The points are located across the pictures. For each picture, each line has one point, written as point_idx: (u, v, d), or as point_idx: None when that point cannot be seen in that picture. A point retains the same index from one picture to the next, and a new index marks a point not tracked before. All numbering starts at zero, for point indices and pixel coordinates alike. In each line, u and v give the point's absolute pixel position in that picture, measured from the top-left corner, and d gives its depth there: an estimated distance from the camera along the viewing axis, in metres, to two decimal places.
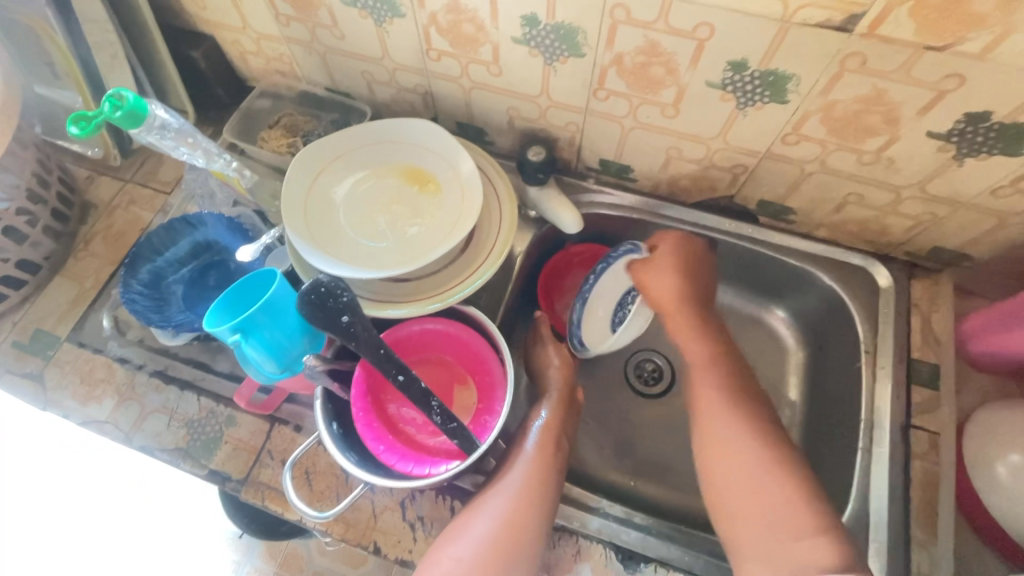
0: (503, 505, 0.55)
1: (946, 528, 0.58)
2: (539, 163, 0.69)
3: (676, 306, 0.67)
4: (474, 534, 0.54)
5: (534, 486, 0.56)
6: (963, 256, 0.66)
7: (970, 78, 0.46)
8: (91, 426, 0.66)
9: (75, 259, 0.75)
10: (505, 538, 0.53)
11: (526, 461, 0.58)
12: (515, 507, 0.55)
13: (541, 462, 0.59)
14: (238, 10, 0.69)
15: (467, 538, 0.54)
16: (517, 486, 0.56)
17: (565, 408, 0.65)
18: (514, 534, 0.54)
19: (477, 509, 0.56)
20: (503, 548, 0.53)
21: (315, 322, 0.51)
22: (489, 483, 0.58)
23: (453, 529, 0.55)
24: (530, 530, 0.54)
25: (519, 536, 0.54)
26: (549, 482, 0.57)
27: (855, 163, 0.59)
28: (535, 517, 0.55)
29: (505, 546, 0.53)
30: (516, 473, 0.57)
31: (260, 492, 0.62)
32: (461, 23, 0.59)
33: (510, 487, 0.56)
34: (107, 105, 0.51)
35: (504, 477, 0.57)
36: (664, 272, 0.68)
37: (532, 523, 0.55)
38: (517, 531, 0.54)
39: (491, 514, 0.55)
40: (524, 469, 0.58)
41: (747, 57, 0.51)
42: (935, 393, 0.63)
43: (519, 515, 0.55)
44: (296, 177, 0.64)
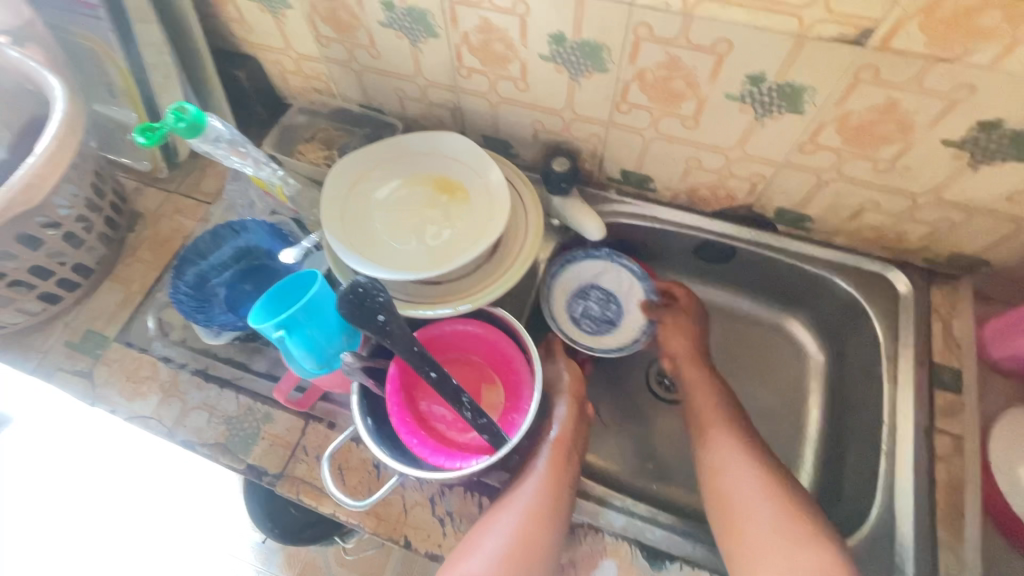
0: (513, 522, 0.56)
1: (973, 532, 0.58)
2: (563, 173, 0.73)
3: (688, 364, 0.75)
4: (486, 550, 0.55)
5: (545, 504, 0.57)
6: (980, 262, 0.67)
7: (981, 88, 0.48)
8: (136, 421, 0.69)
9: (124, 264, 0.80)
10: (517, 555, 0.54)
11: (538, 476, 0.59)
12: (525, 525, 0.56)
13: (553, 476, 0.59)
14: (282, 33, 0.75)
15: (479, 556, 0.54)
16: (527, 503, 0.57)
17: (576, 421, 0.65)
18: (525, 551, 0.55)
19: (488, 526, 0.57)
20: (515, 565, 0.54)
21: (354, 321, 0.53)
22: (502, 501, 0.59)
23: (466, 545, 0.56)
24: (541, 547, 0.55)
25: (530, 553, 0.55)
26: (560, 499, 0.58)
27: (871, 171, 0.61)
28: (546, 534, 0.56)
29: (517, 564, 0.54)
30: (528, 489, 0.58)
31: (295, 486, 0.65)
32: (491, 42, 0.63)
33: (521, 503, 0.57)
34: (171, 117, 0.55)
35: (515, 494, 0.58)
36: (679, 329, 0.77)
37: (541, 540, 0.55)
38: (527, 550, 0.55)
39: (501, 531, 0.56)
40: (534, 486, 0.58)
41: (764, 71, 0.54)
42: (957, 396, 0.64)
43: (530, 532, 0.55)
44: (336, 186, 0.68)
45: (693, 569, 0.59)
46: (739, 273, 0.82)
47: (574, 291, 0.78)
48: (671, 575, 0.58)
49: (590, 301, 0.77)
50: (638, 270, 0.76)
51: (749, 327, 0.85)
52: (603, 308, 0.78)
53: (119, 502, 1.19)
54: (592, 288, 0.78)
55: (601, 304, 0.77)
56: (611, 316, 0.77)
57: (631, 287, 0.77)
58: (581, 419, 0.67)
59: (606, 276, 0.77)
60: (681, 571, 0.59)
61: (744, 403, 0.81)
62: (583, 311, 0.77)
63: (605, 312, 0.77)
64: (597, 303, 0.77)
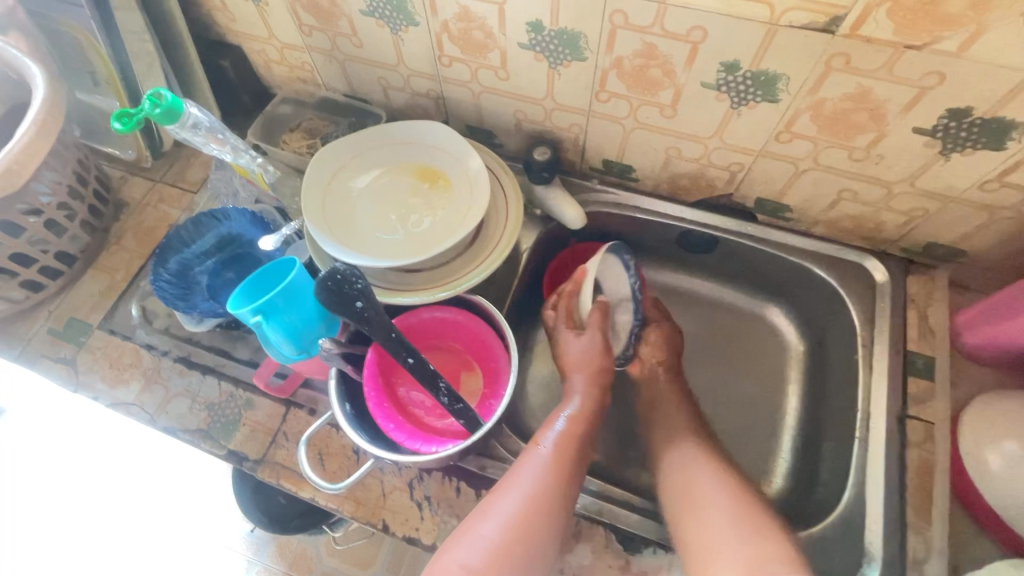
0: (513, 509, 0.56)
1: (941, 516, 0.59)
2: (545, 162, 0.73)
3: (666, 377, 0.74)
4: (484, 537, 0.55)
5: (547, 491, 0.57)
6: (956, 252, 0.68)
7: (950, 75, 0.49)
8: (119, 408, 0.70)
9: (108, 252, 0.80)
10: (516, 542, 0.54)
11: (540, 465, 0.59)
12: (527, 512, 0.56)
13: (557, 466, 0.60)
14: (265, 22, 0.75)
15: (476, 542, 0.54)
16: (530, 491, 0.57)
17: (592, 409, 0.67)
18: (526, 538, 0.55)
19: (488, 512, 0.56)
20: (512, 552, 0.54)
21: (332, 308, 0.54)
22: (501, 485, 0.58)
23: (463, 531, 0.56)
24: (541, 535, 0.56)
25: (527, 540, 0.55)
26: (563, 488, 0.58)
27: (846, 160, 0.61)
28: (545, 522, 0.56)
29: (515, 551, 0.54)
30: (530, 476, 0.58)
31: (276, 471, 0.65)
32: (471, 31, 0.63)
33: (523, 490, 0.57)
34: (147, 103, 0.55)
35: (517, 480, 0.58)
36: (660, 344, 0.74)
37: (542, 528, 0.56)
38: (528, 537, 0.55)
39: (503, 518, 0.56)
40: (538, 475, 0.58)
41: (738, 59, 0.54)
42: (930, 383, 0.64)
43: (529, 518, 0.55)
44: (317, 173, 0.68)
45: (667, 553, 0.59)
46: (720, 262, 0.83)
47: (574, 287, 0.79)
48: (645, 558, 0.59)
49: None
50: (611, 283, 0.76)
51: (731, 317, 0.85)
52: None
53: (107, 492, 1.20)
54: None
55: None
56: None
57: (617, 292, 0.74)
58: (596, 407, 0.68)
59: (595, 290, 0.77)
60: (655, 555, 0.59)
61: (725, 392, 0.81)
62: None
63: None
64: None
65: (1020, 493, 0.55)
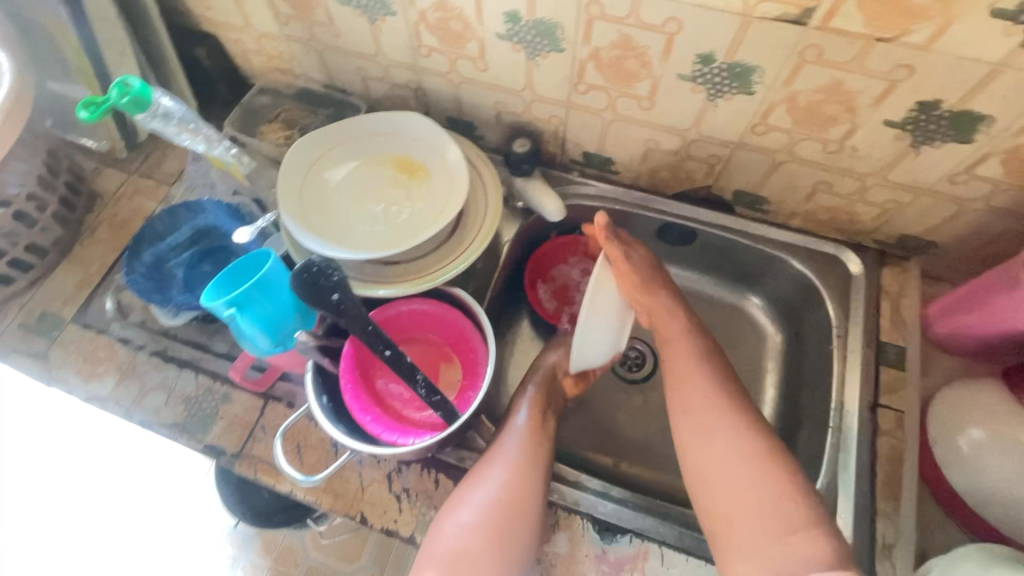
0: (502, 473, 0.59)
1: (911, 501, 0.60)
2: (524, 154, 0.73)
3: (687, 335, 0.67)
4: (477, 500, 0.57)
5: (529, 456, 0.60)
6: (928, 243, 0.69)
7: (918, 68, 0.49)
8: (93, 402, 0.69)
9: (81, 245, 0.79)
10: (507, 505, 0.57)
11: (520, 433, 0.62)
12: (513, 470, 0.59)
13: (535, 432, 0.63)
14: (240, 10, 0.74)
15: (470, 506, 0.57)
16: (514, 457, 0.60)
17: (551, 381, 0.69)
18: (515, 494, 0.57)
19: (477, 479, 0.59)
20: (505, 514, 0.56)
21: (308, 300, 0.53)
22: (488, 452, 0.61)
23: (456, 498, 0.58)
24: (529, 490, 0.58)
25: (518, 501, 0.57)
26: (543, 447, 0.62)
27: (821, 153, 0.62)
28: (532, 484, 0.58)
29: (507, 512, 0.56)
30: (512, 443, 0.61)
31: (254, 465, 0.65)
32: (448, 21, 0.63)
33: (507, 456, 0.60)
34: (115, 92, 0.54)
35: (502, 444, 0.61)
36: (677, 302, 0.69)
37: (528, 483, 0.58)
38: (517, 492, 0.57)
39: (491, 479, 0.58)
40: (517, 436, 0.62)
41: (714, 50, 0.55)
42: (902, 373, 0.66)
43: (517, 481, 0.58)
44: (294, 164, 0.68)
45: (643, 541, 0.60)
46: (700, 255, 0.83)
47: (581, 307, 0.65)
48: (621, 547, 0.60)
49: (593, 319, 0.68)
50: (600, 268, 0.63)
51: (711, 309, 0.86)
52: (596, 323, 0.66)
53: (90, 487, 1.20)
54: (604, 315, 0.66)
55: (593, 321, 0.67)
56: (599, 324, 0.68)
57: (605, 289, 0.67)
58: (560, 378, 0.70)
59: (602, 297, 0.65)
60: (630, 543, 0.60)
61: None
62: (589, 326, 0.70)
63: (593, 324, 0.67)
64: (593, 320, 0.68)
65: (986, 478, 0.56)
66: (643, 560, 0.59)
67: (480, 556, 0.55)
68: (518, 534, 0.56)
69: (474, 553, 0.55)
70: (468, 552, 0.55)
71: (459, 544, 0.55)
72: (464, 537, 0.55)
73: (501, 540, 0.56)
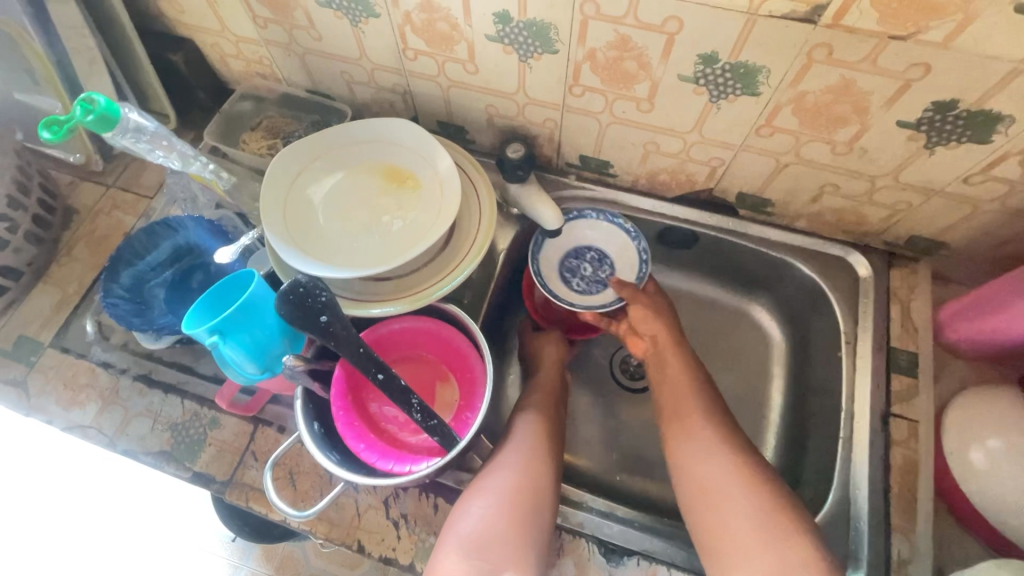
0: (518, 453, 0.60)
1: (925, 514, 0.58)
2: (518, 160, 0.70)
3: (670, 348, 0.70)
4: (498, 480, 0.57)
5: (541, 436, 0.63)
6: (938, 244, 0.67)
7: (935, 67, 0.46)
8: (75, 431, 0.66)
9: (58, 265, 0.75)
10: (528, 481, 0.57)
11: (531, 416, 0.65)
12: (529, 457, 0.60)
13: (543, 416, 0.65)
14: (215, 14, 0.70)
15: (491, 488, 0.56)
16: (528, 438, 0.62)
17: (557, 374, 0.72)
18: (534, 478, 0.58)
19: (494, 461, 0.59)
20: (527, 490, 0.57)
21: (295, 323, 0.51)
22: (500, 443, 0.62)
23: (475, 483, 0.58)
24: (545, 468, 0.59)
25: (537, 478, 0.58)
26: (552, 437, 0.63)
27: (829, 154, 0.59)
28: (547, 462, 0.60)
29: (528, 488, 0.57)
30: (525, 427, 0.63)
31: (244, 493, 0.62)
32: (435, 22, 0.59)
33: (521, 437, 0.62)
34: (78, 110, 0.50)
35: (514, 435, 0.62)
36: (655, 312, 0.72)
37: (544, 469, 0.59)
38: (534, 476, 0.58)
39: (508, 464, 0.58)
40: (528, 426, 0.63)
41: (717, 51, 0.52)
42: (913, 381, 0.64)
43: (533, 458, 0.60)
44: (276, 178, 0.64)
45: (651, 563, 0.58)
46: (703, 258, 0.80)
47: (567, 252, 0.77)
48: (629, 570, 0.57)
49: (583, 261, 0.76)
50: (626, 227, 0.74)
51: (713, 313, 0.83)
52: (603, 277, 0.76)
53: (77, 504, 1.17)
54: (588, 249, 0.77)
55: (596, 268, 0.76)
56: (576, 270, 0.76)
57: (620, 246, 0.75)
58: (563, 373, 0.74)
59: (595, 233, 0.76)
60: (638, 566, 0.58)
61: None
62: (575, 272, 0.76)
63: (602, 278, 0.76)
64: (591, 265, 0.76)
65: (1003, 491, 0.54)
66: None
67: (502, 539, 0.53)
68: (539, 512, 0.56)
69: (496, 535, 0.53)
70: (491, 534, 0.53)
71: (482, 527, 0.53)
72: (487, 520, 0.54)
73: (522, 518, 0.55)
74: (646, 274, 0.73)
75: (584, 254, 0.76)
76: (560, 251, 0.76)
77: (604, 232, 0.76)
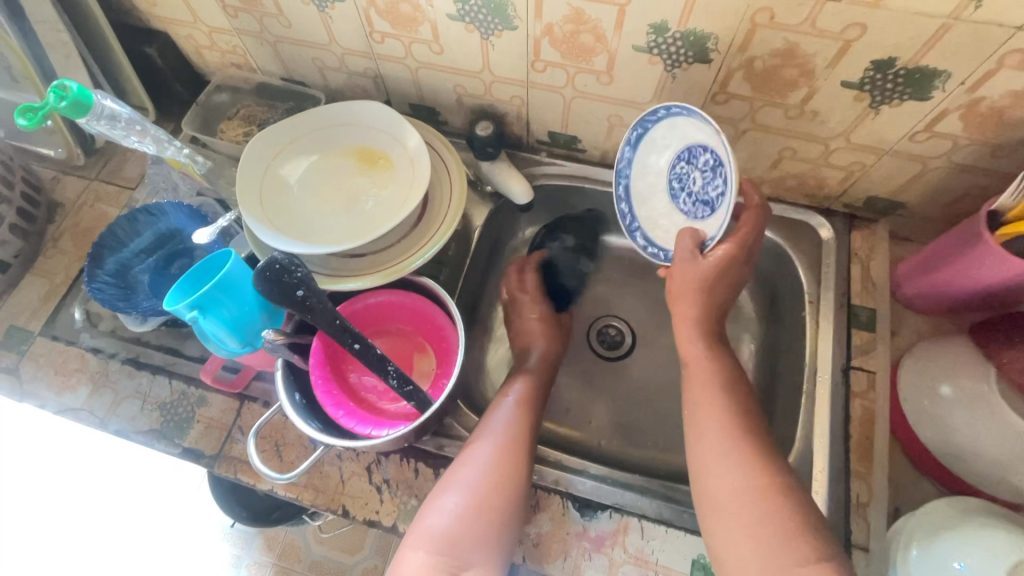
0: (492, 450, 0.59)
1: (883, 459, 0.61)
2: (487, 137, 0.72)
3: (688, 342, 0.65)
4: (468, 478, 0.57)
5: (516, 429, 0.61)
6: (895, 204, 0.69)
7: (870, 26, 0.48)
8: (67, 414, 0.68)
9: (45, 256, 0.77)
10: (498, 478, 0.57)
11: (509, 409, 0.63)
12: (502, 453, 0.59)
13: (523, 408, 0.64)
14: (187, 6, 0.71)
15: (461, 485, 0.57)
16: (502, 432, 0.60)
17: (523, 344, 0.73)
18: (505, 475, 0.57)
19: (468, 457, 0.59)
20: (496, 489, 0.56)
21: (273, 298, 0.53)
22: (475, 435, 0.61)
23: (447, 478, 0.58)
24: (518, 464, 0.58)
25: (508, 474, 0.58)
26: (527, 428, 0.62)
27: (782, 118, 0.61)
28: (520, 456, 0.59)
29: (497, 485, 0.57)
30: (501, 419, 0.62)
31: (233, 465, 0.65)
32: (398, 4, 0.61)
33: (496, 432, 0.60)
34: (51, 96, 0.52)
35: (489, 428, 0.61)
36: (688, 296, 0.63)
37: (516, 465, 0.58)
38: (506, 475, 0.57)
39: (481, 460, 0.58)
40: (506, 420, 0.62)
41: (666, 20, 0.54)
42: (872, 336, 0.66)
43: (506, 454, 0.59)
44: (251, 160, 0.66)
45: (622, 516, 0.60)
46: None
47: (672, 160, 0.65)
48: (602, 523, 0.60)
49: (693, 169, 0.63)
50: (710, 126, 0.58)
51: None
52: (720, 188, 0.59)
53: None
54: (701, 151, 0.61)
55: (705, 182, 0.61)
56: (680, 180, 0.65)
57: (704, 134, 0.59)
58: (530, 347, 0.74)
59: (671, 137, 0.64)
60: (610, 519, 0.60)
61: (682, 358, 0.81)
62: (682, 184, 0.65)
63: (717, 192, 0.60)
64: (701, 176, 0.62)
65: (954, 433, 0.57)
66: (624, 533, 0.60)
67: (469, 537, 0.54)
68: (509, 510, 0.56)
69: (465, 532, 0.54)
70: (459, 531, 0.54)
71: (450, 525, 0.54)
72: (455, 518, 0.54)
73: (491, 515, 0.55)
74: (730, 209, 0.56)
75: (719, 169, 0.59)
76: (655, 176, 0.68)
77: (686, 130, 0.61)
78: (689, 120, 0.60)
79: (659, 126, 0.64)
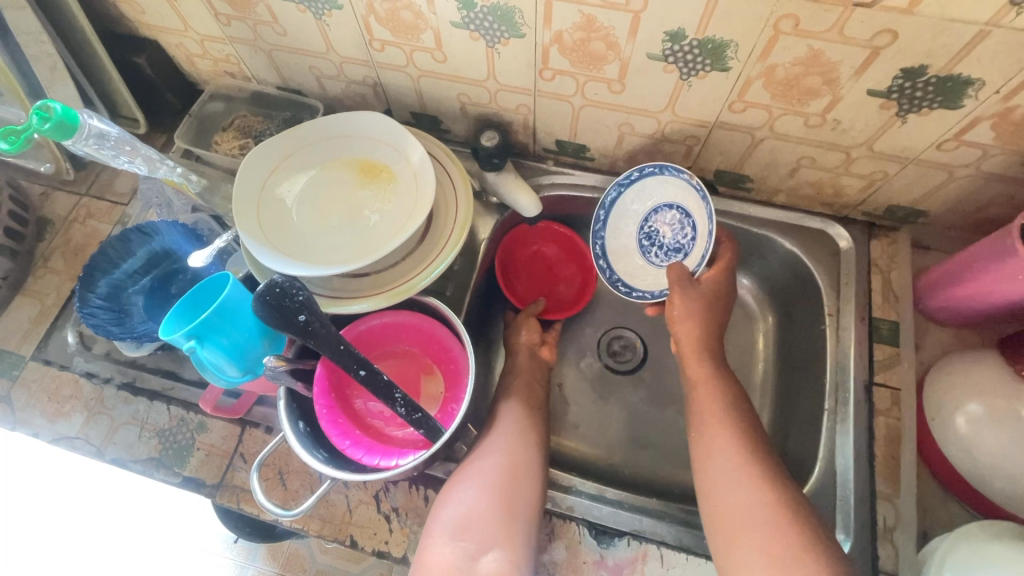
0: (504, 441, 0.60)
1: (909, 480, 0.59)
2: (493, 148, 0.69)
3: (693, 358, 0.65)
4: (482, 466, 0.57)
5: (525, 422, 0.63)
6: (917, 213, 0.67)
7: (902, 33, 0.46)
8: (62, 443, 0.66)
9: (35, 276, 0.75)
10: (511, 465, 0.58)
11: (517, 404, 0.65)
12: (512, 441, 0.60)
13: (529, 404, 0.66)
14: (177, 13, 0.68)
15: (476, 475, 0.57)
16: (512, 425, 0.62)
17: (532, 361, 0.71)
18: (517, 462, 0.58)
19: (481, 449, 0.60)
20: (510, 475, 0.57)
21: (273, 324, 0.50)
22: (486, 429, 0.62)
23: (462, 470, 0.58)
24: (529, 453, 0.60)
25: (521, 462, 0.58)
26: (534, 423, 0.64)
27: (803, 127, 0.59)
28: (530, 446, 0.60)
29: (512, 473, 0.57)
30: (510, 412, 0.64)
31: (235, 495, 0.63)
32: (399, 12, 0.58)
33: (506, 426, 0.62)
34: (33, 118, 0.50)
35: (499, 422, 0.62)
36: (686, 314, 0.65)
37: (528, 455, 0.59)
38: (517, 458, 0.58)
39: (495, 450, 0.59)
40: (513, 412, 0.64)
41: (683, 27, 0.51)
42: (895, 350, 0.64)
43: (517, 444, 0.60)
44: (249, 176, 0.64)
45: (640, 544, 0.58)
46: None
47: (639, 218, 0.73)
48: (619, 551, 0.58)
49: (660, 224, 0.71)
50: (692, 180, 0.67)
51: None
52: (691, 234, 0.69)
53: None
54: (666, 208, 0.71)
55: (676, 232, 0.71)
56: (650, 234, 0.72)
57: (677, 190, 0.69)
58: (541, 364, 0.72)
59: (636, 197, 0.72)
60: (628, 547, 0.58)
61: None
62: (653, 238, 0.72)
63: (688, 238, 0.70)
64: (669, 227, 0.71)
65: (985, 455, 0.55)
66: (643, 562, 0.58)
67: (487, 521, 0.54)
68: (524, 496, 0.56)
69: (481, 516, 0.54)
70: (476, 516, 0.54)
71: (467, 510, 0.54)
72: (471, 502, 0.55)
73: (507, 500, 0.55)
74: (713, 233, 0.65)
75: (690, 219, 0.69)
76: (626, 237, 0.73)
77: (654, 189, 0.70)
78: (657, 179, 0.70)
79: (630, 190, 0.72)
